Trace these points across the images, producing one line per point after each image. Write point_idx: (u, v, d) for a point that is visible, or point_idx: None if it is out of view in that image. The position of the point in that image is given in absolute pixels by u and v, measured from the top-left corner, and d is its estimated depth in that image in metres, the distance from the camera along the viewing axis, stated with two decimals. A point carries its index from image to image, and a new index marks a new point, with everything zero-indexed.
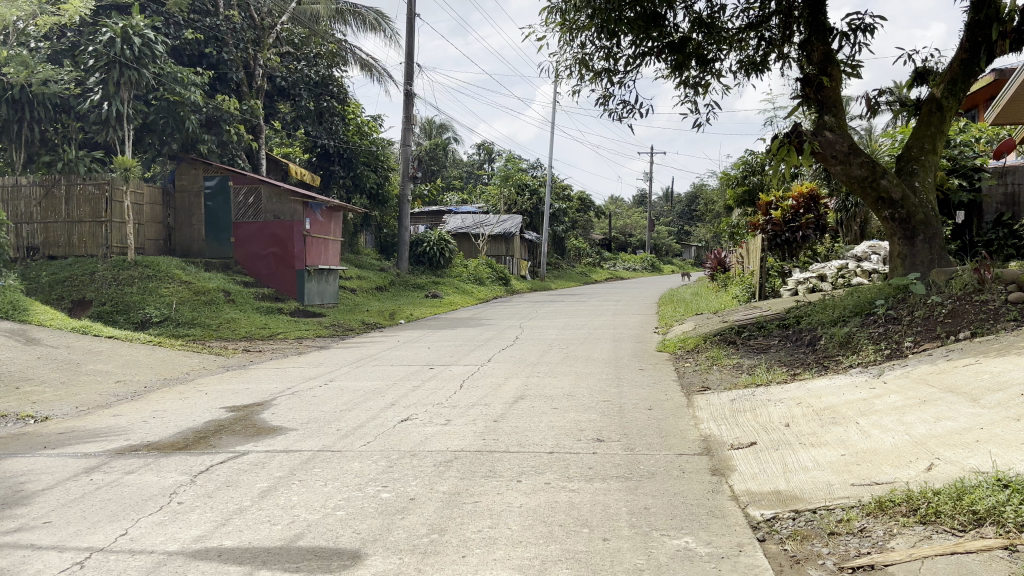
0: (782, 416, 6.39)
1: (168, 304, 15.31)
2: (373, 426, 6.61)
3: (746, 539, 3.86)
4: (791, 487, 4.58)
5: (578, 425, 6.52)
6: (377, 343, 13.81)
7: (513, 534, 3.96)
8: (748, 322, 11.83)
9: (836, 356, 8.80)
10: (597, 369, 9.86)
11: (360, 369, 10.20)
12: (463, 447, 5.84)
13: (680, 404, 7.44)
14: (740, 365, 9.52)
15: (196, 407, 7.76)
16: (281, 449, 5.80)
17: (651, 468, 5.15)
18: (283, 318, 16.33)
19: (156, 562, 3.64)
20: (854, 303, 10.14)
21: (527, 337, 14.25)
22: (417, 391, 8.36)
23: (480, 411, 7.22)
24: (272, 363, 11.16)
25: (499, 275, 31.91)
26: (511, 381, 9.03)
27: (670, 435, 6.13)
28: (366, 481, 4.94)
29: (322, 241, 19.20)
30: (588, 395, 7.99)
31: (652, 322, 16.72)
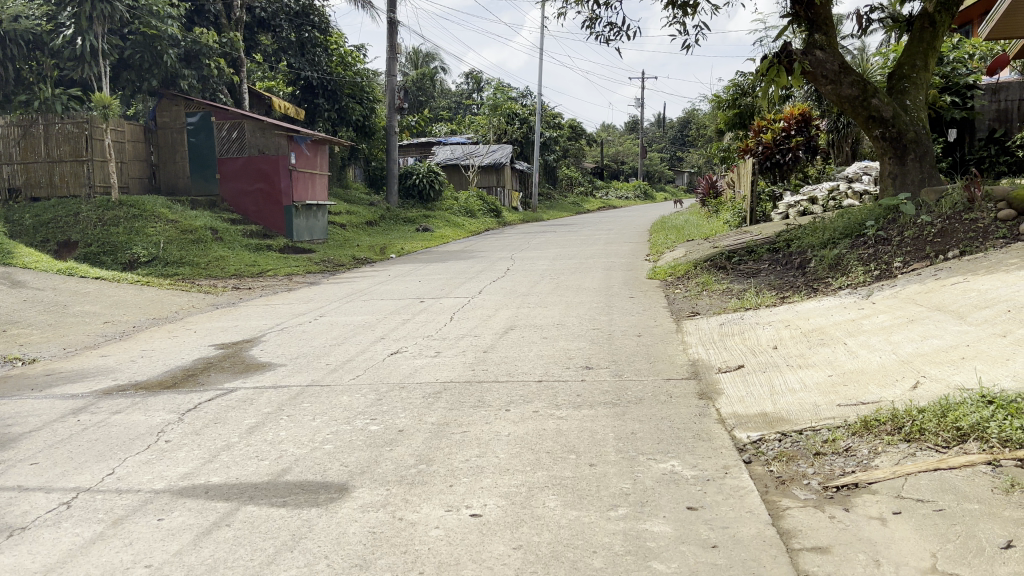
0: (771, 338, 6.40)
1: (155, 243, 15.18)
2: (362, 360, 6.62)
3: (732, 461, 3.87)
4: (778, 409, 4.58)
5: (567, 354, 6.53)
6: (368, 277, 13.75)
7: (501, 462, 3.97)
8: (738, 248, 11.78)
9: (826, 278, 8.77)
10: (588, 298, 9.84)
11: (351, 304, 10.17)
12: (452, 378, 5.83)
13: (669, 330, 7.44)
14: (729, 289, 9.50)
15: (185, 345, 7.74)
16: (270, 384, 5.80)
17: (639, 393, 5.17)
18: (272, 255, 16.22)
19: (143, 499, 3.65)
20: (844, 225, 10.08)
21: (519, 268, 14.18)
22: (407, 325, 8.35)
23: (470, 342, 7.21)
24: (261, 301, 11.11)
25: (491, 206, 31.66)
26: (501, 312, 9.02)
27: (658, 361, 6.14)
28: (354, 414, 4.94)
29: (309, 176, 18.91)
30: (577, 323, 8.00)
31: (644, 250, 16.66)
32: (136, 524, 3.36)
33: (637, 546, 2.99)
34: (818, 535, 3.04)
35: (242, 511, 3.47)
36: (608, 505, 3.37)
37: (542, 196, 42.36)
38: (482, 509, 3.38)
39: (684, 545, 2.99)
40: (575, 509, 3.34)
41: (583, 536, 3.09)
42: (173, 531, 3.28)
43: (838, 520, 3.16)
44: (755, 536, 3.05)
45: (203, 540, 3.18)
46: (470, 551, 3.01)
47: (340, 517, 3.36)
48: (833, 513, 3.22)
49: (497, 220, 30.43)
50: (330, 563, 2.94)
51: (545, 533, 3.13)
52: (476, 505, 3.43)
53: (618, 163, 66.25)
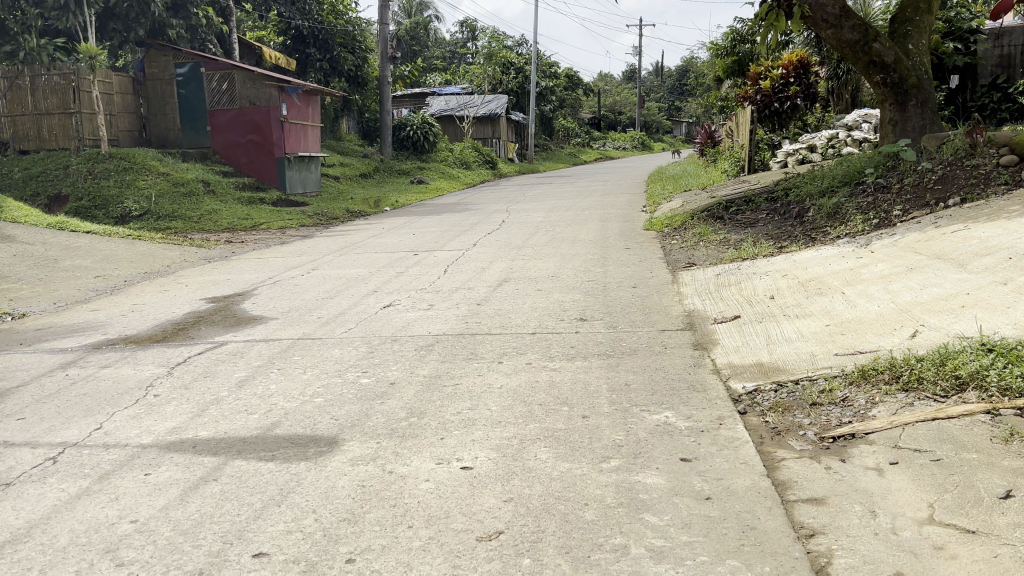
0: (767, 288, 6.31)
1: (147, 197, 15.00)
2: (355, 313, 6.54)
3: (727, 412, 3.82)
4: (774, 359, 4.52)
5: (562, 306, 6.45)
6: (362, 231, 13.62)
7: (493, 414, 3.92)
8: (736, 197, 11.64)
9: (825, 227, 8.66)
10: (584, 250, 9.73)
11: (345, 257, 10.06)
12: (444, 331, 5.75)
13: (665, 281, 7.35)
14: (727, 239, 9.41)
15: (177, 299, 7.65)
16: (260, 338, 5.72)
17: (634, 344, 5.11)
18: (265, 209, 16.06)
19: (129, 455, 3.59)
20: (844, 173, 9.94)
21: (514, 220, 14.04)
22: (400, 278, 8.25)
23: (464, 295, 7.12)
24: (254, 254, 11.00)
25: (486, 158, 31.33)
26: (496, 265, 8.92)
27: (654, 312, 6.06)
28: (344, 367, 4.87)
29: (301, 127, 18.62)
30: (573, 275, 7.90)
31: (642, 200, 16.50)
32: (122, 479, 3.30)
33: (630, 498, 2.94)
34: (814, 487, 2.99)
35: (230, 466, 3.42)
36: (601, 457, 3.31)
37: (539, 147, 41.94)
38: (472, 462, 3.33)
39: (678, 496, 2.94)
40: (568, 461, 3.29)
41: (575, 488, 3.04)
42: (160, 486, 3.22)
43: (835, 471, 3.11)
44: (750, 487, 3.00)
45: (190, 496, 3.13)
46: (460, 504, 2.95)
47: (329, 471, 3.31)
48: (830, 464, 3.17)
49: (492, 172, 30.13)
50: (318, 517, 2.89)
51: (536, 485, 3.08)
52: (467, 458, 3.37)
53: (615, 113, 65.50)
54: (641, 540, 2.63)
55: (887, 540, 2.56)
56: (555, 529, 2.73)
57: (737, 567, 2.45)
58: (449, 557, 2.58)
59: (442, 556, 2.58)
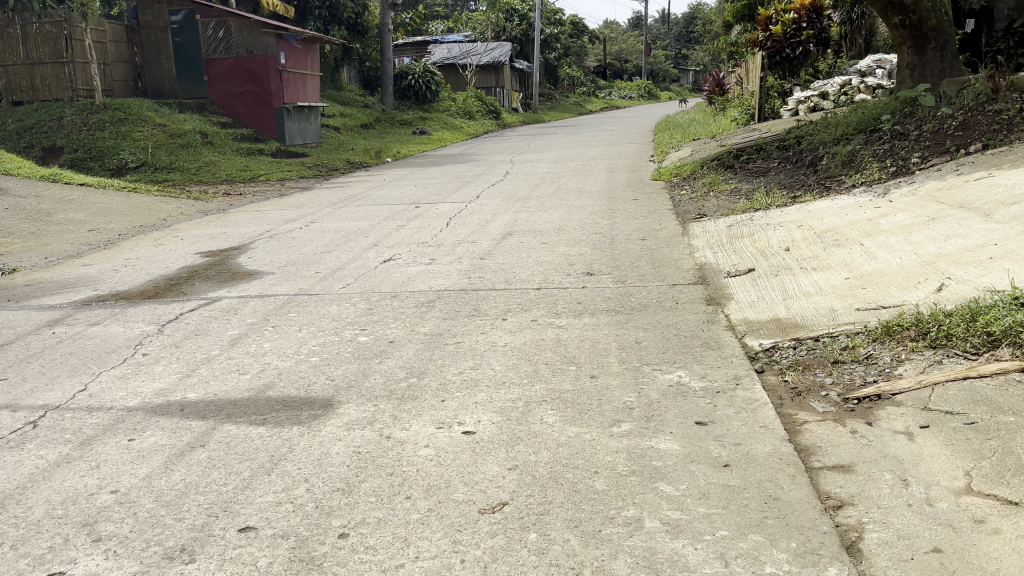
0: (782, 240, 6.07)
1: (144, 148, 14.71)
2: (354, 268, 6.32)
3: (743, 371, 3.62)
4: (792, 314, 4.29)
5: (568, 259, 6.22)
6: (363, 182, 13.34)
7: (497, 375, 3.72)
8: (747, 146, 11.32)
9: (839, 175, 8.38)
10: (590, 201, 9.46)
11: (344, 210, 9.81)
12: (446, 286, 5.53)
13: (675, 233, 7.10)
14: (738, 189, 9.12)
15: (171, 254, 7.43)
16: (255, 294, 5.51)
17: (643, 300, 4.89)
18: (265, 160, 15.76)
19: (114, 418, 3.41)
20: (859, 120, 9.62)
21: (518, 171, 13.74)
22: (401, 231, 8.01)
23: (467, 249, 6.89)
24: (252, 207, 10.75)
25: (490, 108, 30.79)
26: (500, 217, 8.66)
27: (664, 266, 5.83)
28: (342, 325, 4.67)
29: (300, 76, 18.23)
30: (580, 228, 7.65)
31: (648, 150, 16.14)
32: (105, 445, 3.13)
33: (643, 466, 2.75)
34: (841, 453, 2.79)
35: (219, 431, 3.23)
36: (611, 421, 3.12)
37: (543, 97, 41.24)
38: (475, 426, 3.14)
39: (693, 464, 2.75)
40: (576, 426, 3.09)
41: (585, 455, 2.85)
42: (144, 453, 3.05)
43: (862, 435, 2.91)
44: (771, 453, 2.80)
45: (175, 464, 2.95)
46: (461, 472, 2.76)
47: (323, 436, 3.12)
48: (856, 428, 2.98)
49: (496, 122, 29.62)
50: (310, 487, 2.71)
51: (542, 452, 2.89)
52: (469, 422, 3.18)
53: (620, 62, 64.35)
54: (656, 513, 2.44)
55: (922, 512, 2.37)
56: (563, 500, 2.54)
57: (761, 542, 2.26)
58: (449, 531, 2.39)
59: (442, 530, 2.39)
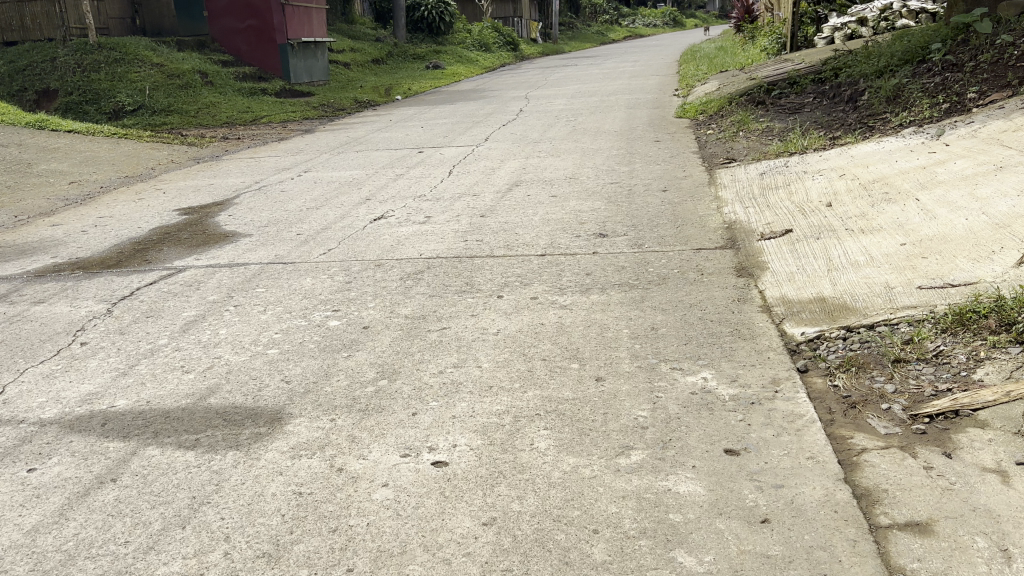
0: (823, 192, 5.32)
1: (141, 89, 14.01)
2: (340, 229, 5.67)
3: (784, 373, 2.96)
4: (838, 293, 3.59)
5: (579, 217, 5.52)
6: (369, 124, 12.58)
7: (482, 377, 3.09)
8: (780, 79, 10.40)
9: (883, 113, 7.52)
10: (608, 144, 8.69)
11: (342, 157, 9.11)
12: (438, 252, 4.88)
13: (701, 182, 6.37)
14: (769, 129, 8.31)
15: (148, 211, 6.82)
16: (225, 264, 4.89)
17: (663, 271, 4.22)
18: (268, 100, 15.01)
19: (20, 437, 2.82)
20: (904, 50, 8.70)
21: (532, 109, 12.90)
22: (398, 183, 7.32)
23: (467, 204, 6.21)
24: (247, 154, 10.09)
25: (507, 39, 29.58)
26: (507, 164, 7.95)
27: (688, 225, 5.12)
28: (312, 304, 4.05)
29: (305, 11, 17.21)
30: (594, 177, 6.92)
31: (672, 83, 15.18)
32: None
33: (656, 522, 2.13)
34: (914, 502, 2.16)
35: (138, 458, 2.64)
36: (618, 448, 2.49)
37: (563, 26, 39.72)
38: (447, 456, 2.52)
39: (722, 519, 2.13)
40: (573, 456, 2.47)
41: (582, 503, 2.23)
42: (39, 491, 2.46)
43: (939, 475, 2.27)
44: (823, 503, 2.18)
45: (72, 509, 2.36)
46: (422, 529, 2.16)
47: (261, 468, 2.53)
48: (930, 462, 2.34)
49: (513, 54, 28.44)
50: (228, 551, 2.12)
51: (528, 497, 2.27)
52: (441, 447, 2.57)
53: None
54: None
55: None
56: None
57: None
58: None
59: None
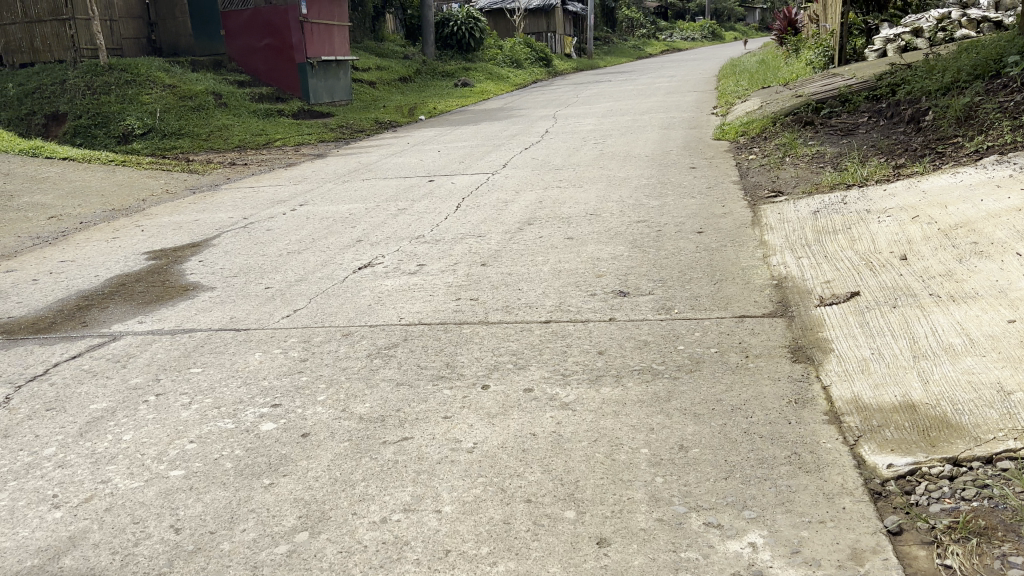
0: (893, 239, 4.37)
1: (151, 112, 13.46)
2: (316, 280, 4.86)
3: (869, 541, 2.04)
4: (933, 397, 2.65)
5: (597, 268, 4.63)
6: (385, 147, 11.84)
7: (438, 531, 2.21)
8: (829, 97, 9.43)
9: (954, 137, 6.53)
10: (637, 172, 7.79)
11: (345, 187, 8.36)
12: (422, 316, 4.04)
13: (743, 222, 5.44)
14: (819, 155, 7.35)
15: (116, 253, 6.09)
16: (169, 330, 4.09)
17: (696, 352, 3.31)
18: (284, 122, 14.36)
19: None
20: (972, 64, 7.69)
21: (559, 129, 12.05)
22: (398, 219, 6.51)
23: (469, 249, 5.37)
24: (248, 182, 9.38)
25: (540, 54, 28.83)
26: (523, 196, 7.10)
27: (728, 282, 4.20)
28: (249, 395, 3.21)
29: (326, 28, 16.57)
30: (619, 213, 6.05)
31: (710, 100, 14.23)
32: None
33: None
34: None
35: None
36: None
37: (598, 41, 38.87)
38: None
39: None
40: None
41: None
42: None
43: None
44: None
45: None
46: None
47: None
48: None
49: (545, 70, 27.66)
50: None
51: None
52: None
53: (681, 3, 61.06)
54: None
55: None
56: None
57: None
58: None
59: None
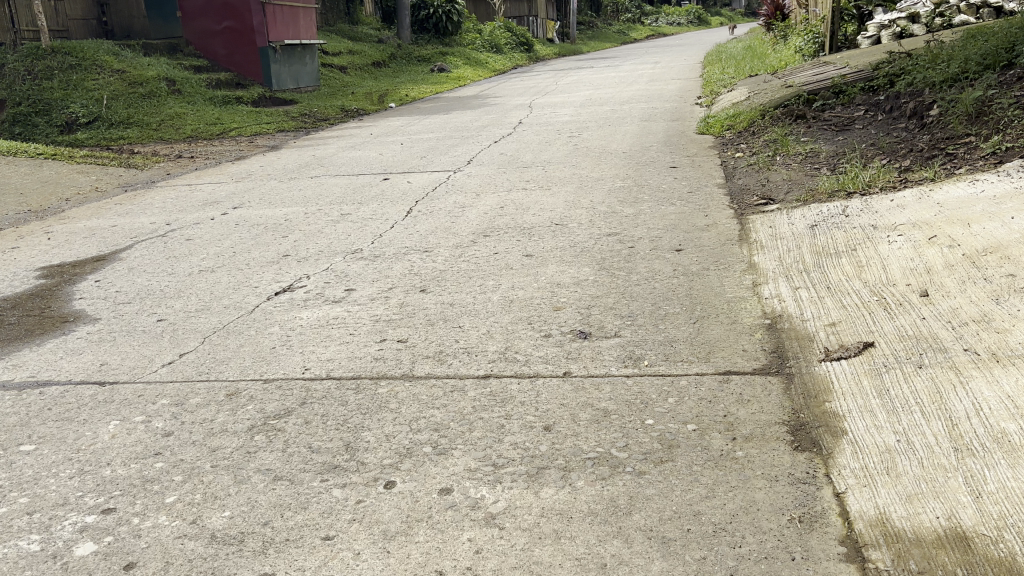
0: (909, 266, 3.61)
1: (97, 100, 12.54)
2: (222, 309, 4.07)
3: None
4: (994, 528, 1.91)
5: (555, 299, 3.86)
6: (345, 138, 11.01)
7: None
8: (822, 87, 8.67)
9: (967, 135, 5.78)
10: (612, 171, 7.03)
11: (290, 186, 7.54)
12: (335, 364, 3.26)
13: (728, 238, 4.68)
14: (815, 155, 6.60)
15: (7, 268, 5.27)
16: (20, 383, 3.29)
17: (668, 431, 2.54)
18: (242, 110, 13.48)
19: None
20: (981, 53, 6.95)
21: (532, 120, 11.25)
22: (337, 226, 5.72)
23: (409, 268, 4.60)
24: (188, 179, 8.54)
25: (521, 39, 27.95)
26: (483, 200, 6.32)
27: (710, 321, 3.44)
28: (78, 494, 2.43)
29: (290, 10, 15.65)
30: (588, 224, 5.27)
31: (694, 90, 13.45)
32: None
33: None
34: None
35: None
36: None
37: (582, 26, 37.94)
38: None
39: None
40: None
41: None
42: None
43: None
44: None
45: None
46: None
47: None
48: None
49: (526, 55, 26.77)
50: None
51: None
52: None
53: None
54: None
55: None
56: None
57: None
58: None
59: None
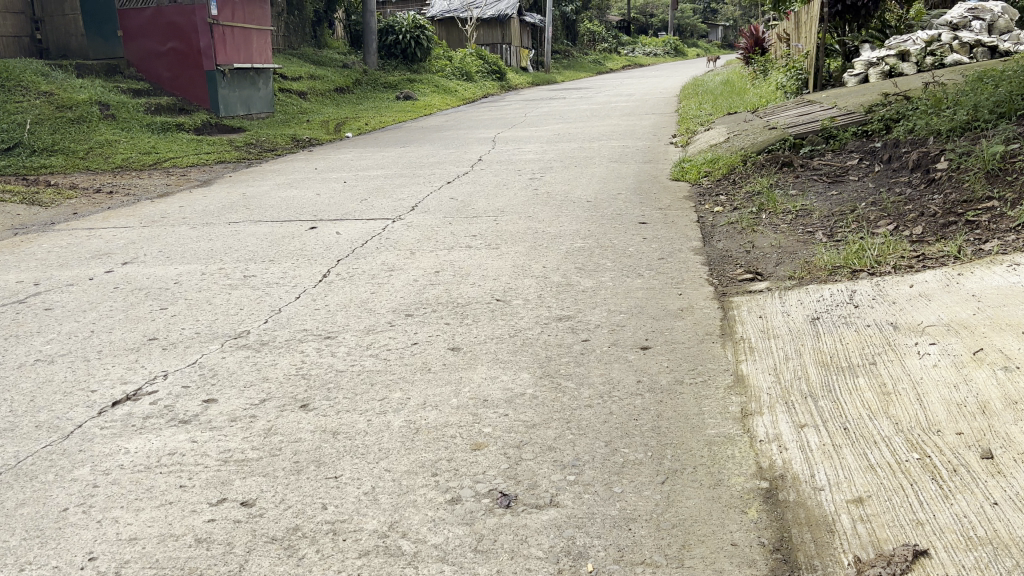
0: (955, 398, 2.66)
1: (18, 123, 11.40)
2: (29, 434, 3.00)
3: None
4: None
5: (475, 430, 2.84)
6: (285, 173, 9.98)
7: None
8: (809, 130, 7.80)
9: (988, 198, 4.87)
10: (571, 226, 6.09)
11: (200, 233, 6.52)
12: (138, 552, 2.22)
13: (707, 331, 3.70)
14: (806, 214, 5.69)
15: None
16: None
17: None
18: (182, 138, 12.42)
19: None
20: (992, 99, 6.09)
21: (493, 157, 10.32)
22: (231, 295, 4.69)
23: (299, 364, 3.58)
24: (91, 220, 7.48)
25: (494, 67, 27.21)
26: (418, 261, 5.34)
27: (686, 481, 2.44)
28: None
29: (242, 31, 14.64)
30: (535, 302, 4.28)
31: (669, 126, 12.58)
32: None
33: None
34: None
35: None
36: None
37: (557, 54, 37.22)
38: None
39: None
40: None
41: None
42: None
43: None
44: None
45: None
46: None
47: None
48: None
49: (499, 84, 25.96)
50: None
51: None
52: None
53: (645, 16, 59.80)
54: None
55: None
56: None
57: None
58: None
59: None
